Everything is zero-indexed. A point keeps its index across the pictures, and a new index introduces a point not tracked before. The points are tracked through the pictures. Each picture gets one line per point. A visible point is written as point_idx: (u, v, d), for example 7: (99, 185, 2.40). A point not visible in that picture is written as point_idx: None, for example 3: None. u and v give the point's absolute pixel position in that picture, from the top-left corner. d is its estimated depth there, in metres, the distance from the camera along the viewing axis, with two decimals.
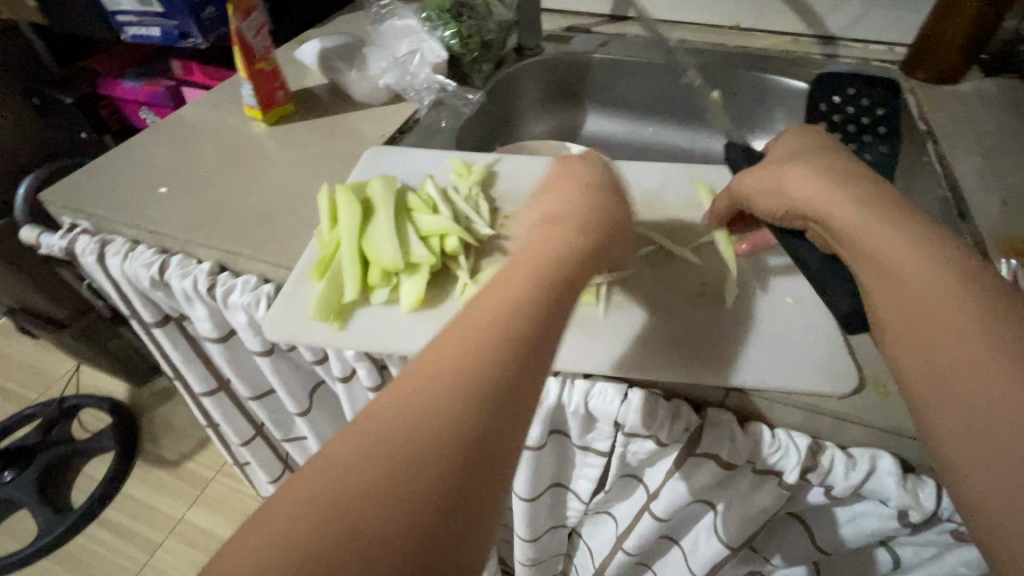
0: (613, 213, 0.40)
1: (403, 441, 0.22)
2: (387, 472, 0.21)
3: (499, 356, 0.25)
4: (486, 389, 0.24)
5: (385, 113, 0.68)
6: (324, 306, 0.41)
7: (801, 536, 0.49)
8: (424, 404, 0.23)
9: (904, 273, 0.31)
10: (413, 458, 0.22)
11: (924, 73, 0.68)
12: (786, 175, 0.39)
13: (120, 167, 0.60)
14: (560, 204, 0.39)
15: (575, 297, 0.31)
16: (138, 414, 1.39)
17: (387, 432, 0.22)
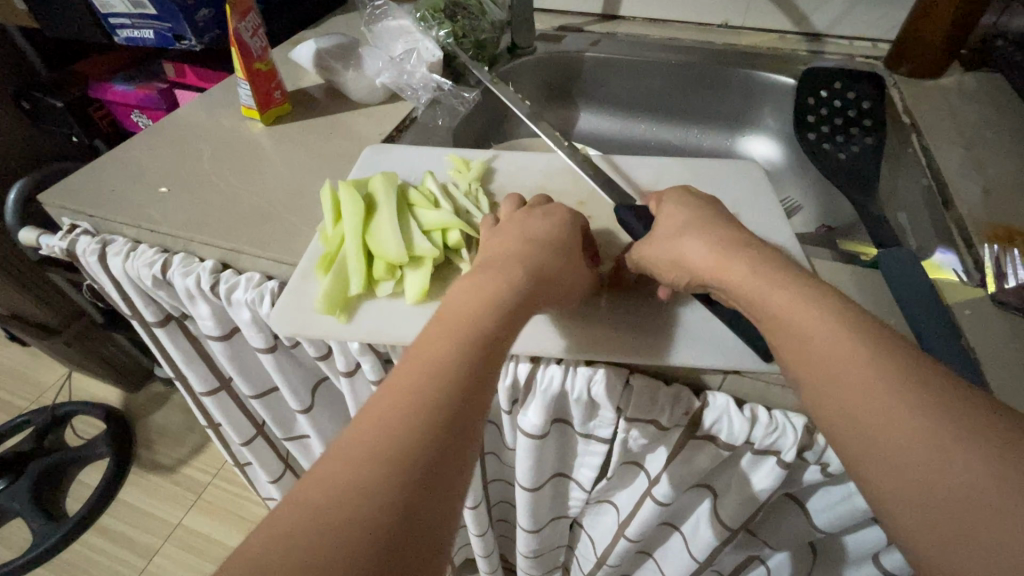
0: (567, 243, 0.41)
1: (348, 490, 0.24)
2: (332, 522, 0.23)
3: (439, 396, 0.28)
4: (428, 428, 0.26)
5: (381, 112, 0.68)
6: (330, 298, 0.42)
7: (798, 517, 0.50)
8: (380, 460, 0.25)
9: (798, 337, 0.31)
10: (356, 504, 0.23)
11: (907, 68, 0.70)
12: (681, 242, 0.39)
13: (119, 168, 0.60)
14: (508, 236, 0.41)
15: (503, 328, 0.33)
16: (132, 421, 1.38)
17: (340, 474, 0.25)
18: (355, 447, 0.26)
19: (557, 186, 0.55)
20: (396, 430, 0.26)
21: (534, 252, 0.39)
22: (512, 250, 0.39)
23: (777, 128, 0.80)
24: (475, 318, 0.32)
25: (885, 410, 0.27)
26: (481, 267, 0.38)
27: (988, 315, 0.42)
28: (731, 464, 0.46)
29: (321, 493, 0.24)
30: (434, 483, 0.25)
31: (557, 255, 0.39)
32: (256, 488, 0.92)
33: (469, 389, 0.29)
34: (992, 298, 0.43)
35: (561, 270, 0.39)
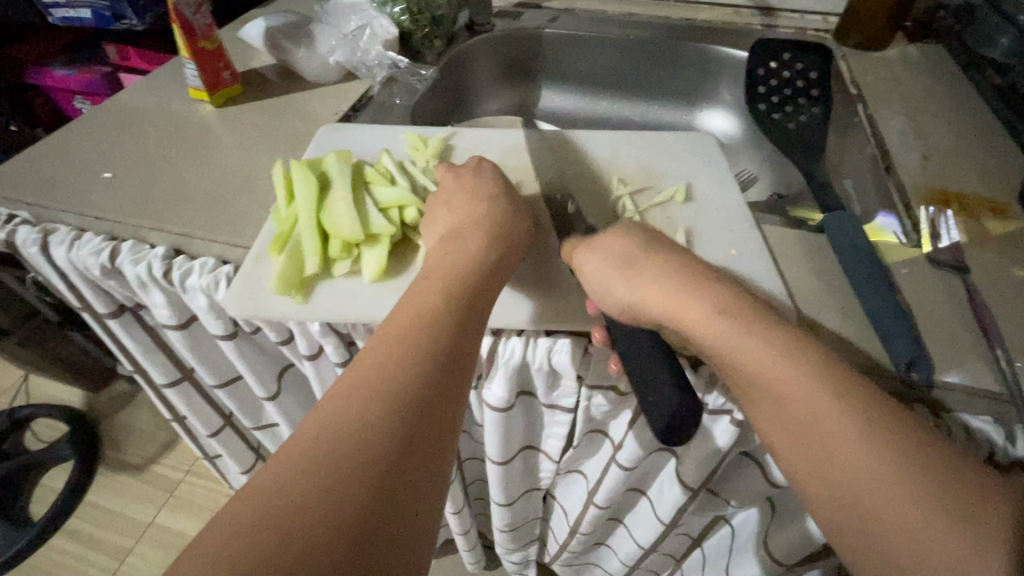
0: (511, 213, 0.42)
1: (362, 408, 0.28)
2: (336, 456, 0.26)
3: (436, 336, 0.32)
4: (423, 364, 0.30)
5: (336, 92, 0.67)
6: (285, 279, 0.41)
7: (754, 473, 0.52)
8: (387, 384, 0.29)
9: (748, 364, 0.34)
10: (366, 426, 0.27)
11: (854, 40, 0.71)
12: (622, 279, 0.39)
13: (57, 155, 0.57)
14: (463, 208, 0.42)
15: (489, 284, 0.37)
16: (96, 421, 1.34)
17: (358, 394, 0.28)
18: (329, 419, 0.27)
19: (515, 161, 0.55)
20: (395, 371, 0.29)
21: (493, 229, 0.40)
22: (471, 227, 0.40)
23: (734, 103, 0.81)
24: (442, 299, 0.34)
25: (836, 433, 0.31)
26: (441, 244, 0.39)
27: (925, 273, 0.44)
28: (689, 426, 0.48)
29: (297, 461, 0.25)
30: (435, 404, 0.29)
31: (509, 229, 0.41)
32: (227, 480, 0.90)
33: (447, 347, 0.31)
34: (928, 257, 0.45)
35: (514, 244, 0.40)
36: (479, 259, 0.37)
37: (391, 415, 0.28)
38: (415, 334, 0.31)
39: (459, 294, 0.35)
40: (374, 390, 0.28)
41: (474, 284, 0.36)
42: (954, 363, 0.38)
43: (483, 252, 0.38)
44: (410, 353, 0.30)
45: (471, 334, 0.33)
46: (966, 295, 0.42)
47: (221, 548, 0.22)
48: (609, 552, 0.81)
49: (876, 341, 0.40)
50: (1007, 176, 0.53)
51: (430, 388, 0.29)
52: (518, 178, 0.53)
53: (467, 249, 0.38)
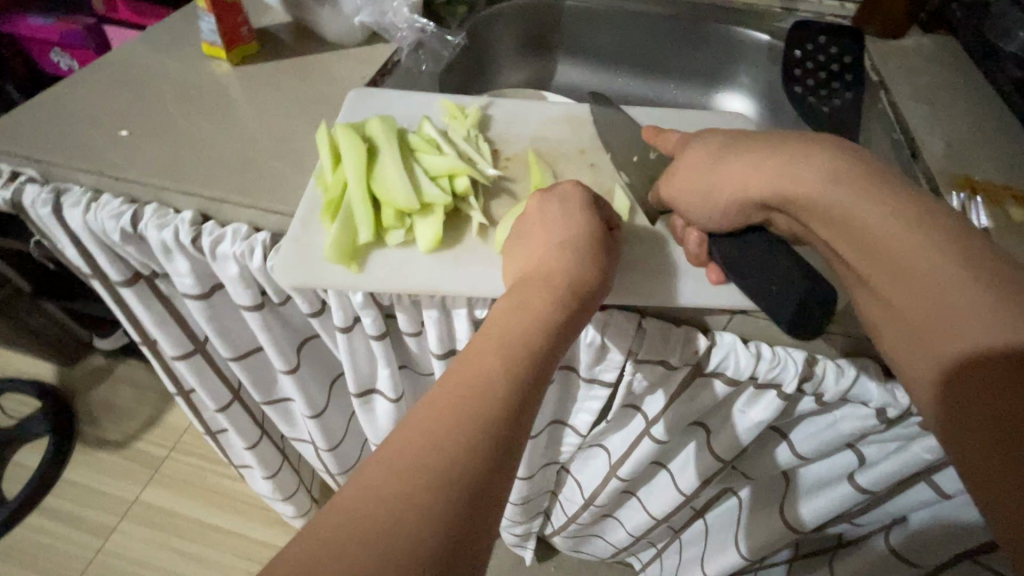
0: (593, 260, 0.38)
1: (456, 412, 0.28)
2: (430, 461, 0.27)
3: (523, 345, 0.32)
4: (512, 375, 0.30)
5: (360, 55, 0.64)
6: (341, 248, 0.40)
7: (779, 444, 0.54)
8: (478, 393, 0.29)
9: (888, 244, 0.31)
10: (458, 432, 0.28)
11: (874, 28, 0.72)
12: (728, 171, 0.38)
13: (60, 109, 0.53)
14: (536, 254, 0.38)
15: (577, 299, 0.36)
16: (72, 396, 1.29)
17: (452, 398, 0.29)
18: (412, 429, 0.28)
19: (555, 133, 0.54)
20: (486, 380, 0.30)
21: (565, 282, 0.36)
22: (546, 276, 0.36)
23: (751, 86, 0.81)
24: (490, 384, 0.30)
25: (940, 299, 0.30)
26: (534, 260, 0.38)
27: None
28: (728, 399, 0.49)
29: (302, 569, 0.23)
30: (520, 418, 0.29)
31: (583, 281, 0.37)
32: (228, 456, 0.88)
33: (533, 358, 0.32)
34: None
35: (602, 269, 0.39)
36: (535, 330, 0.33)
37: (412, 543, 0.24)
38: (459, 429, 0.28)
39: (510, 378, 0.30)
40: (453, 414, 0.28)
41: (528, 367, 0.31)
42: None
43: (540, 322, 0.34)
44: (449, 460, 0.27)
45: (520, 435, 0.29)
46: None
47: (321, 535, 0.25)
48: (615, 524, 0.84)
49: None
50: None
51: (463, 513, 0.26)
52: (562, 151, 0.52)
53: (555, 265, 0.37)
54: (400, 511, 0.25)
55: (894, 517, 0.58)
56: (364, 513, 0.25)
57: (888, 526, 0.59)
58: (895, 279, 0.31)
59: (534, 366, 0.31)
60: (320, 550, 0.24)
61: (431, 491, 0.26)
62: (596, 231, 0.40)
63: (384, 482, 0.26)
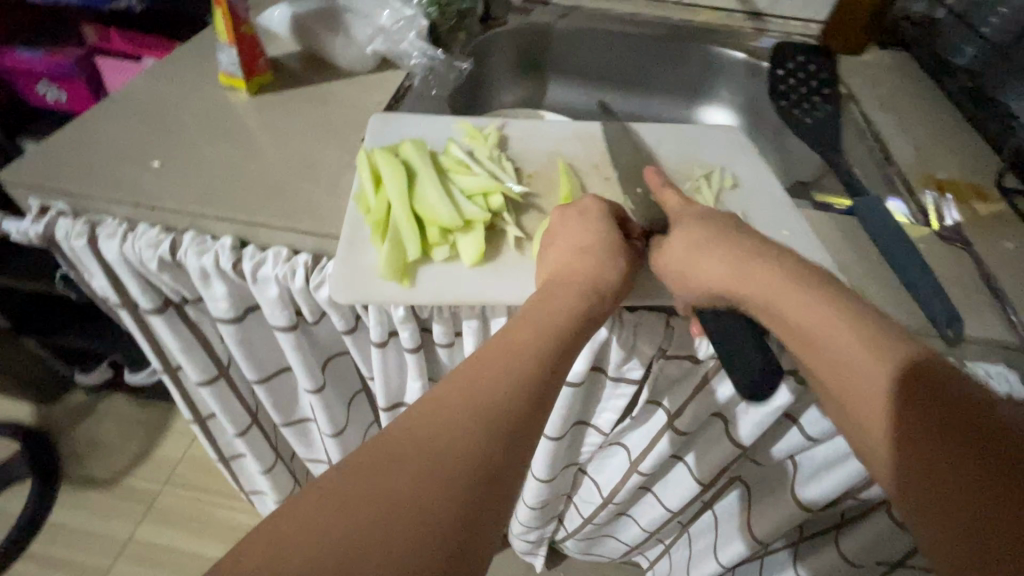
0: (613, 264, 0.42)
1: (503, 366, 0.33)
2: (481, 400, 0.31)
3: (553, 322, 0.37)
4: (548, 345, 0.36)
5: (372, 81, 0.66)
6: (393, 265, 0.42)
7: (789, 429, 0.59)
8: (520, 353, 0.34)
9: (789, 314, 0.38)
10: (505, 381, 0.32)
11: (839, 44, 0.80)
12: (701, 260, 0.43)
13: (84, 143, 0.54)
14: (562, 259, 0.42)
15: (604, 290, 0.41)
16: (57, 435, 1.24)
17: (501, 355, 0.34)
18: (468, 374, 0.33)
19: (569, 151, 0.57)
20: (528, 345, 0.35)
21: (587, 286, 0.40)
22: (569, 271, 0.41)
23: (731, 100, 0.87)
24: (512, 371, 0.33)
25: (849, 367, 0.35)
26: (562, 263, 0.42)
27: (939, 246, 0.51)
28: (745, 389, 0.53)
29: (332, 507, 0.26)
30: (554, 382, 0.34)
31: (604, 285, 0.41)
32: (239, 482, 0.87)
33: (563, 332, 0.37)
34: (937, 234, 0.52)
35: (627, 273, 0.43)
36: (552, 320, 0.37)
37: (434, 497, 0.27)
38: (505, 378, 0.32)
39: (528, 370, 0.33)
40: (502, 367, 0.33)
41: (543, 363, 0.34)
42: (976, 322, 0.45)
43: (559, 320, 0.37)
44: (472, 432, 0.30)
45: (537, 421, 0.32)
46: (974, 266, 0.50)
47: (386, 450, 0.29)
48: (629, 522, 0.87)
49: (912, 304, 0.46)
50: (982, 165, 0.62)
51: (484, 477, 0.29)
52: (578, 166, 0.56)
53: (577, 266, 0.42)
54: (454, 436, 0.29)
55: None
56: (424, 435, 0.29)
57: (888, 500, 0.64)
58: (830, 370, 0.36)
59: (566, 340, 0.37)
60: (384, 465, 0.28)
61: (481, 424, 0.30)
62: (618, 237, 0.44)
63: (441, 413, 0.30)
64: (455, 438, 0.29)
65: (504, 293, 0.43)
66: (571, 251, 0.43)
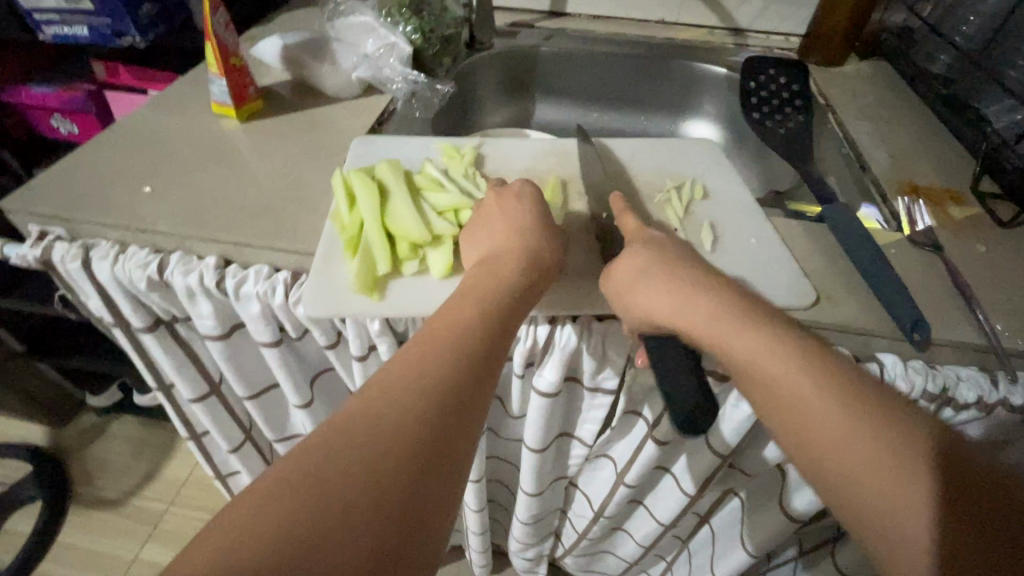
0: (545, 238, 0.45)
1: (409, 383, 0.33)
2: (385, 421, 0.30)
3: (469, 332, 0.37)
4: (460, 356, 0.35)
5: (358, 106, 0.69)
6: (363, 279, 0.44)
7: (771, 437, 0.58)
8: (429, 367, 0.34)
9: (778, 379, 0.37)
10: (412, 398, 0.32)
11: (818, 57, 0.81)
12: (643, 289, 0.43)
13: (81, 171, 0.57)
14: (497, 236, 0.44)
15: (521, 296, 0.41)
16: (66, 457, 1.27)
17: (408, 370, 0.33)
18: (373, 395, 0.32)
19: (544, 167, 0.59)
20: (438, 358, 0.34)
21: (520, 258, 0.42)
22: (490, 277, 0.41)
23: (714, 113, 0.89)
24: (452, 344, 0.35)
25: (830, 433, 0.34)
26: (484, 263, 0.43)
27: (910, 251, 0.52)
28: (721, 397, 0.53)
29: (292, 486, 0.27)
30: (466, 393, 0.34)
31: (538, 257, 0.43)
32: None
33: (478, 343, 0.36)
34: (909, 239, 0.53)
35: (547, 266, 0.43)
36: (466, 329, 0.37)
37: (358, 506, 0.27)
38: (409, 396, 0.32)
39: (467, 341, 0.36)
40: (408, 382, 0.33)
41: (483, 334, 0.37)
42: (945, 325, 0.45)
43: (497, 294, 0.40)
44: (418, 401, 0.32)
45: (478, 383, 0.34)
46: (946, 271, 0.50)
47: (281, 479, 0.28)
48: (625, 537, 0.86)
49: (881, 309, 0.47)
50: (959, 171, 0.63)
51: (434, 441, 0.31)
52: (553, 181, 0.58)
53: (495, 270, 0.41)
54: (354, 464, 0.28)
55: None
56: (322, 463, 0.28)
57: None
58: (822, 454, 0.35)
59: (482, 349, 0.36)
60: (278, 497, 0.27)
61: (383, 447, 0.29)
62: (539, 225, 0.45)
63: (341, 438, 0.30)
64: (355, 466, 0.28)
65: (415, 301, 0.44)
66: (489, 258, 0.43)
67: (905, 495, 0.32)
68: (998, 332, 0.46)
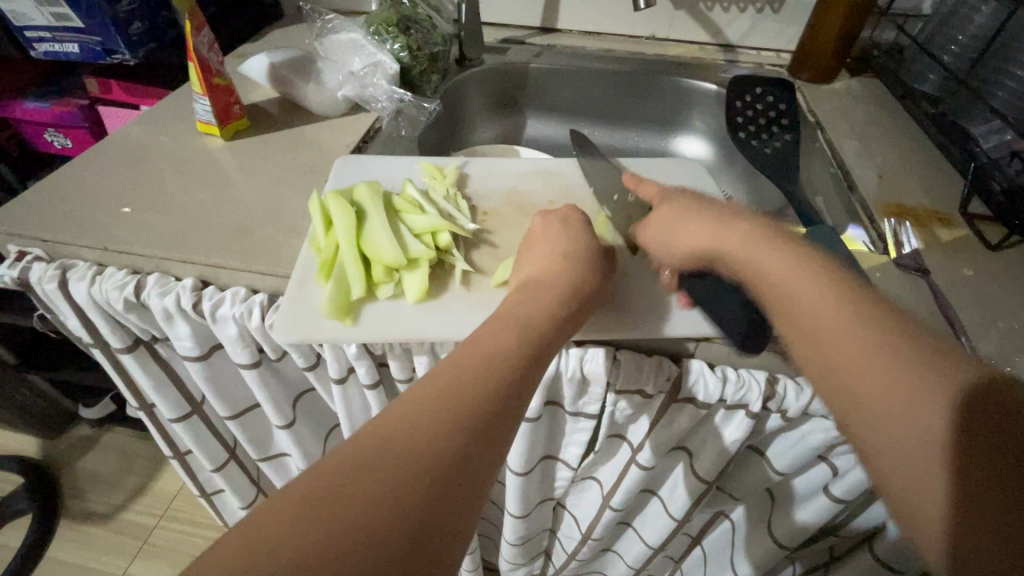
0: (589, 268, 0.45)
1: (445, 402, 0.31)
2: (416, 441, 0.29)
3: (505, 357, 0.35)
4: (497, 380, 0.34)
5: (344, 124, 0.69)
6: (335, 304, 0.43)
7: (758, 462, 0.57)
8: (465, 389, 0.32)
9: (801, 291, 0.37)
10: (445, 420, 0.30)
11: (808, 75, 0.81)
12: (678, 228, 0.46)
13: (62, 191, 0.57)
14: (540, 263, 0.45)
15: (558, 323, 0.40)
16: (57, 470, 1.26)
17: (445, 388, 0.32)
18: (407, 409, 0.31)
19: (527, 187, 0.59)
20: (475, 381, 0.33)
21: (565, 286, 0.43)
22: (523, 306, 0.40)
23: (705, 129, 0.88)
24: (487, 372, 0.34)
25: (850, 341, 0.33)
26: (519, 287, 0.43)
27: (895, 274, 0.51)
28: (704, 422, 0.52)
29: (313, 503, 0.26)
30: (500, 421, 0.32)
31: (582, 286, 0.43)
32: (222, 518, 0.88)
33: (515, 367, 0.35)
34: (894, 262, 0.52)
35: (588, 298, 0.43)
36: (501, 352, 0.36)
37: (383, 531, 0.26)
38: (444, 417, 0.31)
39: (502, 370, 0.35)
40: (441, 404, 0.31)
41: (521, 364, 0.36)
42: None
43: (535, 321, 0.39)
44: (449, 428, 0.30)
45: (511, 418, 0.33)
46: (931, 294, 0.49)
47: (305, 493, 0.26)
48: (615, 558, 0.84)
49: None
50: (949, 191, 0.62)
51: (466, 464, 0.29)
52: (535, 202, 0.57)
53: (530, 300, 0.41)
54: (383, 482, 0.27)
55: (877, 524, 0.61)
56: (350, 479, 0.27)
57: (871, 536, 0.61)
58: (836, 366, 0.33)
59: (517, 376, 0.35)
60: (302, 513, 0.25)
61: (414, 468, 0.28)
62: (582, 252, 0.46)
63: (373, 453, 0.28)
64: (384, 484, 0.27)
65: (403, 328, 0.44)
66: (528, 284, 0.43)
67: (919, 465, 0.29)
68: (985, 359, 0.45)
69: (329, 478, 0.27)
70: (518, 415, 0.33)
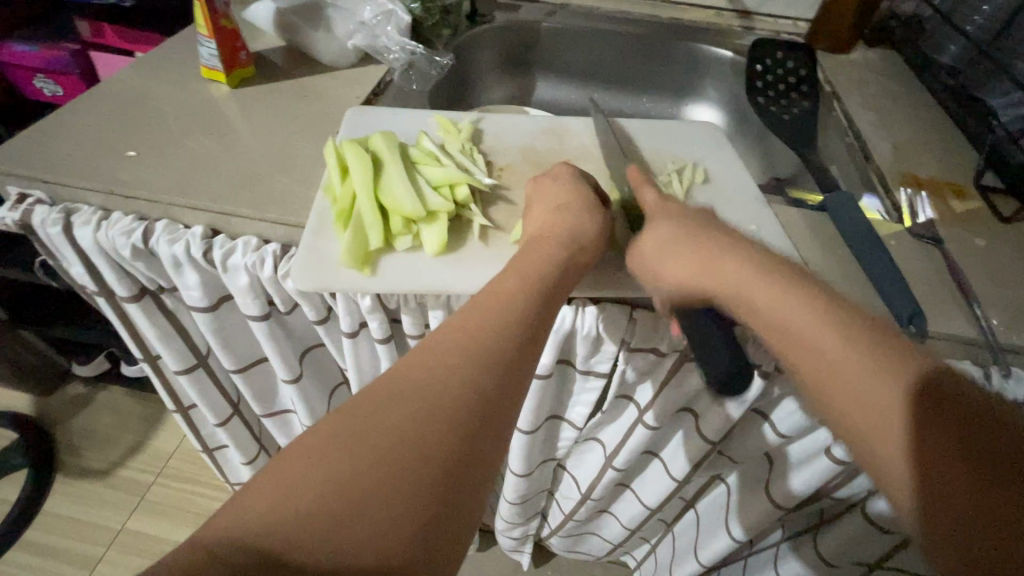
0: (593, 225, 0.44)
1: (458, 354, 0.31)
2: (431, 394, 0.29)
3: (519, 310, 0.35)
4: (512, 332, 0.33)
5: (353, 76, 0.67)
6: (354, 253, 0.43)
7: (760, 425, 0.59)
8: (479, 340, 0.32)
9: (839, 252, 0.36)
10: (460, 371, 0.30)
11: (825, 44, 0.79)
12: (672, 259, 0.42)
13: (63, 133, 0.55)
14: (542, 220, 0.44)
15: (567, 279, 0.39)
16: (51, 428, 1.25)
17: (457, 339, 0.32)
18: (421, 362, 0.30)
19: (544, 145, 0.57)
20: (490, 332, 0.32)
21: (571, 242, 0.42)
22: (534, 262, 0.39)
23: (718, 98, 0.87)
24: (503, 319, 0.33)
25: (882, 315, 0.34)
26: (528, 245, 0.42)
27: (909, 242, 0.51)
28: (713, 384, 0.53)
29: (332, 446, 0.26)
30: (517, 371, 0.32)
31: (588, 243, 0.43)
32: (223, 473, 0.88)
33: (529, 319, 0.34)
34: (909, 231, 0.52)
35: (591, 253, 0.43)
36: (514, 304, 0.35)
37: (406, 483, 0.26)
38: (459, 369, 0.30)
39: (517, 319, 0.34)
40: (454, 356, 0.31)
41: (534, 314, 0.35)
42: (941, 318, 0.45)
43: (543, 272, 0.38)
44: (465, 375, 0.30)
45: (528, 366, 0.33)
46: (944, 263, 0.49)
47: (323, 445, 0.27)
48: (611, 519, 0.87)
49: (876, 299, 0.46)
50: (963, 164, 0.62)
51: (486, 412, 0.29)
52: (551, 161, 0.56)
53: (541, 256, 0.40)
54: (399, 433, 0.27)
55: (869, 490, 0.63)
56: (367, 433, 0.27)
57: (865, 499, 0.63)
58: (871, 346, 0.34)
59: (533, 329, 0.34)
60: (319, 463, 0.26)
61: (430, 421, 0.28)
62: (586, 208, 0.45)
63: (387, 407, 0.28)
64: (400, 436, 0.27)
65: (414, 278, 0.44)
66: (533, 242, 0.42)
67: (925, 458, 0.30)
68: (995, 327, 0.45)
69: (346, 430, 0.27)
70: (534, 365, 0.33)
